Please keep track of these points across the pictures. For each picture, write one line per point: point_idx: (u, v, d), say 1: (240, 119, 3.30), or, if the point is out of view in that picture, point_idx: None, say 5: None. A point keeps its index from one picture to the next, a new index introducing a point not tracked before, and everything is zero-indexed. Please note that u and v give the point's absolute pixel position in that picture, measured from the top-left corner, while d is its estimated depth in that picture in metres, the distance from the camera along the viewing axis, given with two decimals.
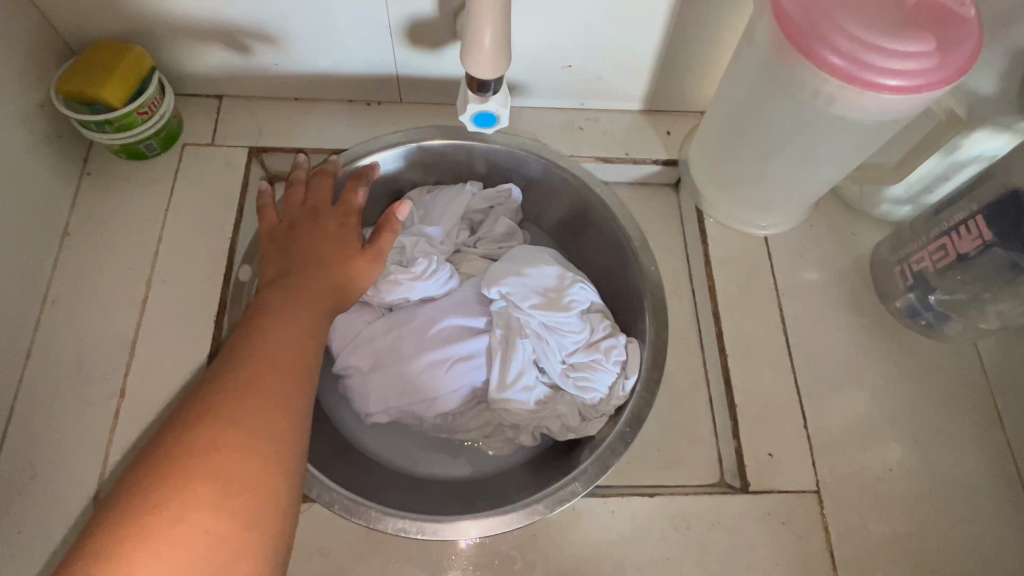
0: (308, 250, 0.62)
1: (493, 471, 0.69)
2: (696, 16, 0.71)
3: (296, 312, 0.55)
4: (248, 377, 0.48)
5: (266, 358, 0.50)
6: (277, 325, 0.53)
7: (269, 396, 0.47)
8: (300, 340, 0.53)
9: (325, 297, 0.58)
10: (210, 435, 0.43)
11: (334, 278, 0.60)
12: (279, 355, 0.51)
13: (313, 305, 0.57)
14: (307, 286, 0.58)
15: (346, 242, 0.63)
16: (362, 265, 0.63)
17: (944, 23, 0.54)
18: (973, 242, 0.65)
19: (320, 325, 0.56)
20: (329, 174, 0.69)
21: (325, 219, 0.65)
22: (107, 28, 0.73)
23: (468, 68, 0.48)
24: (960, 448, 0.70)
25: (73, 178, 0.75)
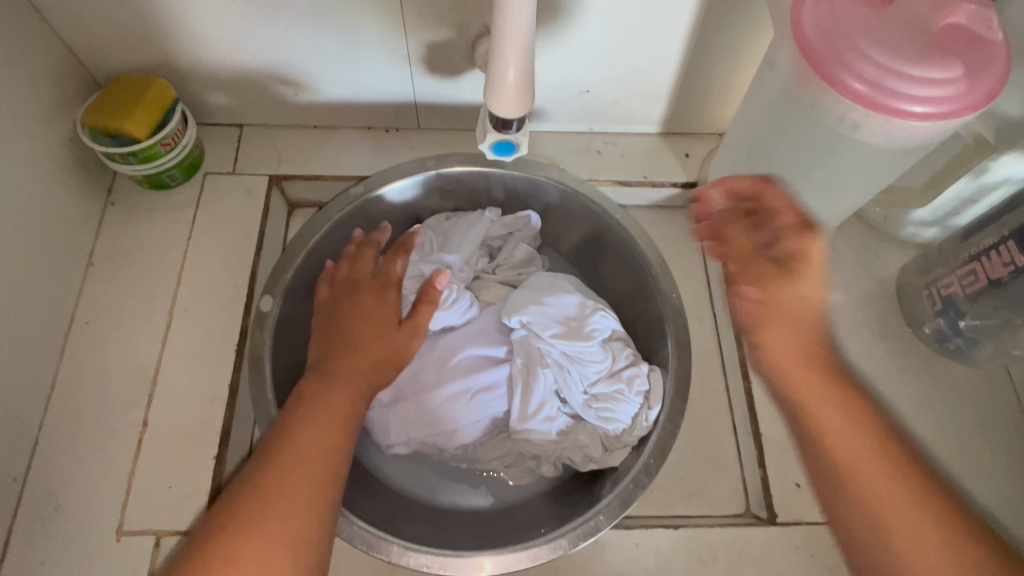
0: (345, 328, 0.62)
1: (515, 502, 0.68)
2: (715, 40, 0.71)
3: (329, 401, 0.55)
4: (274, 476, 0.48)
5: (294, 456, 0.50)
6: (308, 418, 0.53)
7: (293, 500, 0.47)
8: (331, 432, 0.53)
9: (360, 382, 0.58)
10: (230, 547, 0.44)
11: (369, 357, 0.60)
12: (308, 451, 0.50)
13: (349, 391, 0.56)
14: (342, 371, 0.58)
15: (382, 318, 0.63)
16: (400, 341, 0.62)
17: (971, 48, 0.53)
18: (1004, 268, 0.63)
19: (354, 412, 0.56)
20: (373, 246, 0.69)
21: (364, 292, 0.65)
22: (132, 60, 0.74)
23: (490, 105, 0.47)
24: (995, 478, 0.68)
25: (98, 207, 0.76)
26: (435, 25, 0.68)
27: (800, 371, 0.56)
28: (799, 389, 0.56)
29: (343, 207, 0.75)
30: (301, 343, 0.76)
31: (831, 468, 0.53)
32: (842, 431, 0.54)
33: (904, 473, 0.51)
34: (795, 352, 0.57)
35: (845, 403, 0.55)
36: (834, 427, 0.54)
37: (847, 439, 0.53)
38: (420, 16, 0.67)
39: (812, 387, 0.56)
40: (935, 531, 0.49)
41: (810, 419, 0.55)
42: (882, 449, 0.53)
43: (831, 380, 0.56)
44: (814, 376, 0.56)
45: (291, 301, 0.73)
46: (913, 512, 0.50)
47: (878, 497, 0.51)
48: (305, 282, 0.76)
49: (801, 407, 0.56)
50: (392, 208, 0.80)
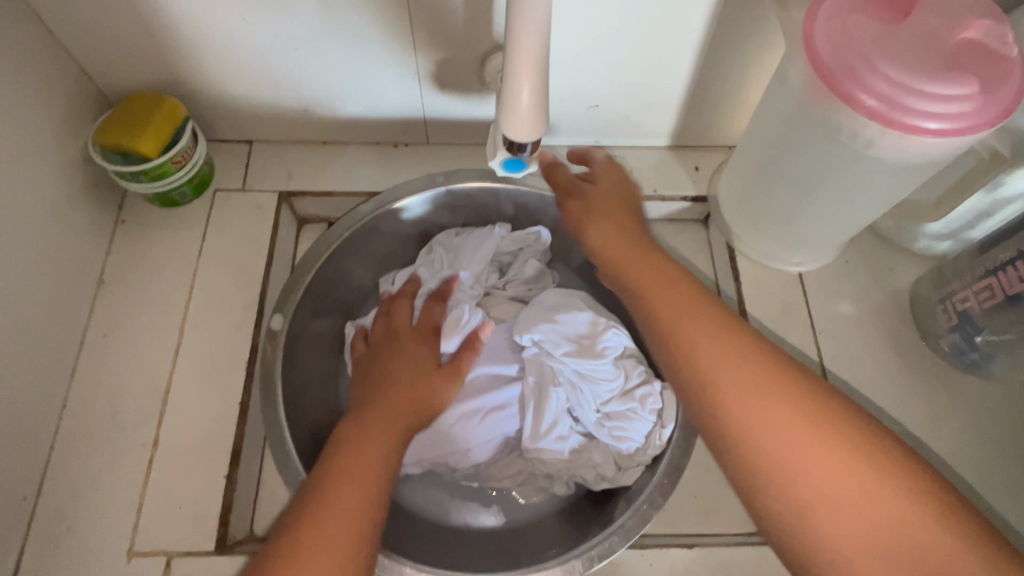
0: (385, 374, 0.61)
1: (528, 521, 0.67)
2: (726, 55, 0.71)
3: (370, 442, 0.53)
4: (315, 523, 0.46)
5: (341, 498, 0.48)
6: (352, 459, 0.51)
7: (333, 549, 0.45)
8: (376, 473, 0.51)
9: (400, 424, 0.56)
10: None
11: (409, 403, 0.58)
12: (354, 492, 0.49)
13: (389, 432, 0.55)
14: (380, 413, 0.56)
15: (423, 363, 0.62)
16: (443, 386, 0.61)
17: (986, 63, 0.53)
18: (1021, 283, 0.62)
19: (395, 456, 0.54)
20: (407, 297, 0.69)
21: (406, 338, 0.64)
22: (143, 79, 0.74)
23: (505, 129, 0.47)
24: (1015, 495, 0.67)
25: (109, 225, 0.76)
26: (445, 41, 0.69)
27: (635, 270, 0.59)
28: (667, 316, 0.53)
29: (353, 224, 0.75)
30: (311, 360, 0.76)
31: (724, 422, 0.46)
32: (727, 369, 0.48)
33: (805, 408, 0.45)
34: (640, 260, 0.59)
35: (734, 343, 0.49)
36: (720, 366, 0.48)
37: (729, 376, 0.47)
38: (430, 32, 0.67)
39: (687, 316, 0.52)
40: (851, 465, 0.42)
41: (695, 362, 0.49)
42: (787, 393, 0.45)
43: (659, 266, 0.58)
44: (627, 251, 0.60)
45: (300, 318, 0.73)
46: (819, 452, 0.42)
47: (774, 438, 0.44)
48: (315, 298, 0.75)
49: (679, 348, 0.51)
50: (401, 224, 0.80)
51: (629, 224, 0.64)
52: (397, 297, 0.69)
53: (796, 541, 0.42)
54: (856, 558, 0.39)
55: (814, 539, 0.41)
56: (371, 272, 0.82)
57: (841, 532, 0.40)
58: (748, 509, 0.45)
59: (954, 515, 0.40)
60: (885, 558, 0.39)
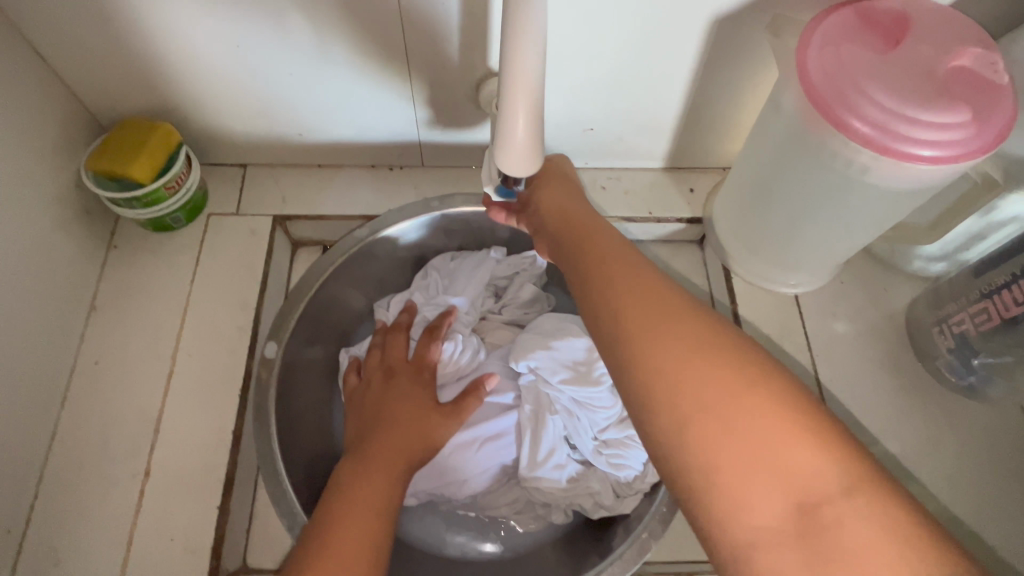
0: (376, 419, 0.61)
1: (526, 550, 0.67)
2: (720, 79, 0.71)
3: (365, 488, 0.53)
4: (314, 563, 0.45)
5: (340, 544, 0.47)
6: (348, 505, 0.51)
7: None
8: (374, 517, 0.51)
9: (394, 467, 0.56)
10: None
11: (405, 441, 0.59)
12: (353, 538, 0.48)
13: (384, 476, 0.55)
14: (372, 458, 0.56)
15: (415, 403, 0.62)
16: (438, 427, 0.61)
17: (979, 91, 0.53)
18: (1017, 307, 0.62)
19: (392, 495, 0.54)
20: (402, 330, 0.69)
21: (397, 378, 0.64)
22: (137, 104, 0.74)
23: (500, 163, 0.48)
24: (1016, 519, 0.67)
25: (101, 251, 0.76)
26: (440, 66, 0.69)
27: (570, 231, 0.59)
28: (593, 268, 0.52)
29: (348, 249, 0.75)
30: (306, 386, 0.75)
31: (633, 363, 0.44)
32: (644, 314, 0.45)
33: (720, 354, 0.42)
34: (577, 224, 0.59)
35: (657, 292, 0.47)
36: (638, 310, 0.46)
37: (644, 318, 0.45)
38: (425, 57, 0.68)
39: (613, 267, 0.51)
40: (762, 408, 0.39)
41: (615, 308, 0.47)
42: (707, 346, 0.42)
43: (594, 229, 0.58)
44: (565, 217, 0.61)
45: (294, 344, 0.72)
46: (730, 394, 0.40)
47: (683, 378, 0.41)
48: (309, 323, 0.75)
49: (600, 295, 0.49)
50: (397, 247, 0.80)
51: (574, 200, 0.64)
52: (393, 330, 0.69)
53: (695, 486, 0.39)
54: (756, 503, 0.37)
55: (714, 484, 0.38)
56: (366, 295, 0.82)
57: (743, 476, 0.37)
58: (650, 453, 0.42)
59: (869, 470, 0.37)
60: (787, 504, 0.36)
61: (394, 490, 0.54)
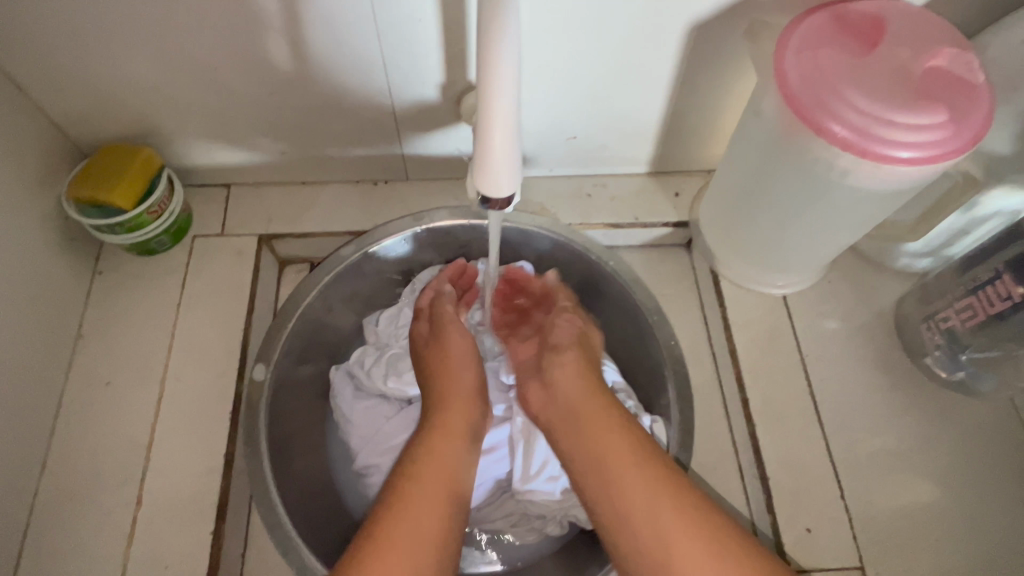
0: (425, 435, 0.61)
1: (524, 563, 0.68)
2: (699, 84, 0.71)
3: (423, 517, 0.53)
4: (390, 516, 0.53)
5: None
6: (404, 537, 0.51)
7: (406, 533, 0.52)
8: (432, 550, 0.52)
9: (448, 489, 0.57)
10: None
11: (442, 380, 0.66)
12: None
13: (440, 503, 0.55)
14: (425, 476, 0.57)
15: (468, 420, 0.64)
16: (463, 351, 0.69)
17: (954, 91, 0.53)
18: (1002, 301, 0.64)
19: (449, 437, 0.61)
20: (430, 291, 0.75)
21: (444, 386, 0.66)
22: (117, 130, 0.74)
23: (480, 183, 0.46)
24: (1009, 512, 0.67)
25: (85, 277, 0.75)
26: (419, 81, 0.69)
27: (592, 430, 0.58)
28: (607, 460, 0.56)
29: (335, 267, 0.75)
30: (298, 406, 0.75)
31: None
32: (691, 556, 0.48)
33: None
34: (602, 418, 0.59)
35: (689, 523, 0.50)
36: (681, 555, 0.49)
37: (671, 527, 0.50)
38: (404, 73, 0.68)
39: (626, 457, 0.55)
40: None
41: (654, 534, 0.50)
42: (728, 561, 0.48)
43: (623, 429, 0.58)
44: (593, 406, 0.60)
45: (285, 366, 0.72)
46: None
47: None
48: (300, 344, 0.74)
49: (632, 531, 0.51)
50: (384, 263, 0.79)
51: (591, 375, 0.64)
52: (441, 319, 0.71)
53: None
54: None
55: None
56: (355, 312, 0.82)
57: None
58: None
59: None
60: None
61: (450, 513, 0.55)
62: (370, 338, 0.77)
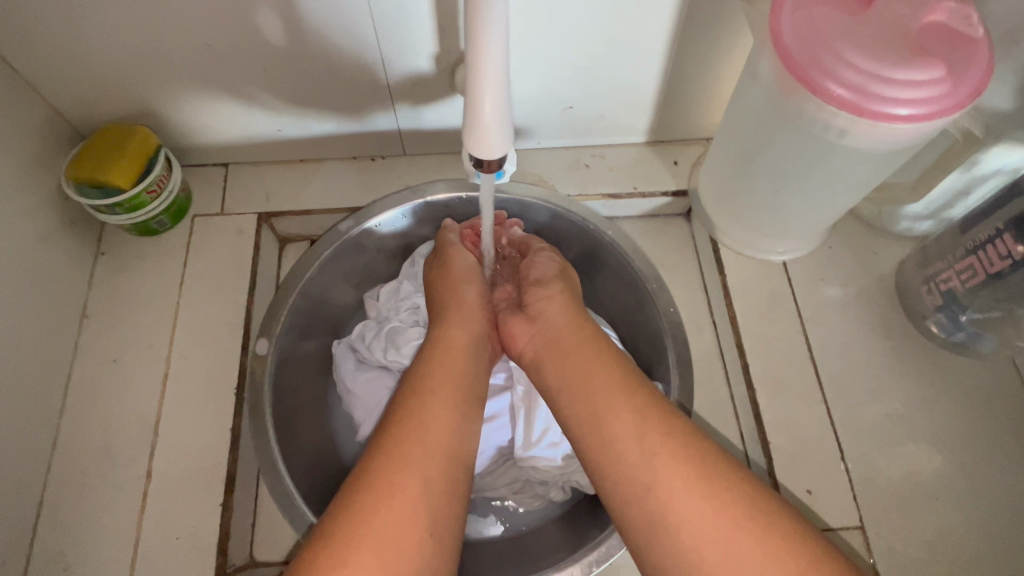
0: (431, 361, 0.61)
1: (528, 529, 0.69)
2: (695, 50, 0.70)
3: (433, 417, 0.55)
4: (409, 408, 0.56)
5: (408, 502, 0.48)
6: (413, 457, 0.51)
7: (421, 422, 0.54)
8: (442, 472, 0.52)
9: (458, 392, 0.59)
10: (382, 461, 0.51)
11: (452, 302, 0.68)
12: (421, 496, 0.49)
13: (449, 427, 0.55)
14: (433, 400, 0.56)
15: (471, 344, 0.65)
16: (467, 279, 0.71)
17: (952, 45, 0.53)
18: (1001, 261, 0.63)
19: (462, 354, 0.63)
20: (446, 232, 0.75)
21: (449, 316, 0.67)
22: (113, 111, 0.74)
23: (471, 148, 0.46)
24: (1009, 471, 0.67)
25: (88, 259, 0.76)
26: (412, 53, 0.68)
27: (578, 352, 0.61)
28: (609, 384, 0.57)
29: (334, 243, 0.75)
30: (302, 380, 0.76)
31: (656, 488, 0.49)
32: (683, 468, 0.50)
33: (741, 514, 0.47)
34: (588, 347, 0.61)
35: (674, 447, 0.51)
36: (665, 479, 0.49)
37: (669, 443, 0.51)
38: (396, 45, 0.67)
39: (629, 385, 0.57)
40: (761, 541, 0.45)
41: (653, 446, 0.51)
42: (721, 477, 0.49)
43: (607, 355, 0.60)
44: (578, 335, 0.63)
45: (287, 342, 0.73)
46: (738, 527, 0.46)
47: (689, 500, 0.48)
48: (302, 320, 0.75)
49: (618, 454, 0.52)
50: (383, 238, 0.80)
51: (574, 308, 0.67)
52: (445, 251, 0.73)
53: None
54: None
55: None
56: (355, 288, 0.82)
57: None
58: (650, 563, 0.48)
59: None
60: None
61: (458, 437, 0.55)
62: (373, 312, 0.78)
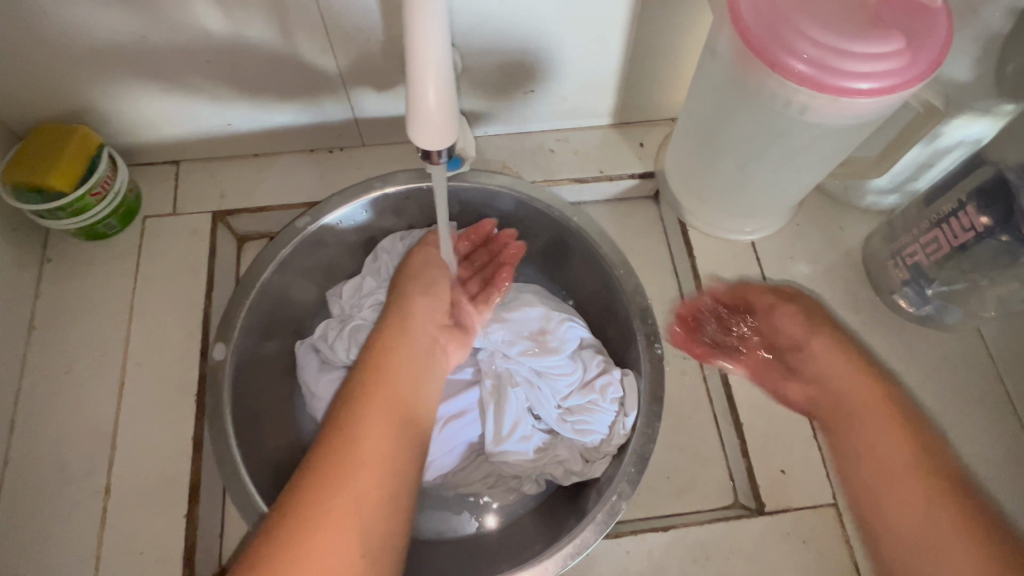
0: (373, 366, 0.60)
1: (500, 524, 0.68)
2: (654, 27, 0.69)
3: (369, 431, 0.54)
4: (345, 422, 0.54)
5: (338, 521, 0.48)
6: (349, 474, 0.50)
7: (358, 439, 0.53)
8: (378, 489, 0.51)
9: (398, 404, 0.57)
10: (316, 482, 0.49)
11: (402, 301, 0.66)
12: (353, 514, 0.48)
13: (386, 439, 0.54)
14: (371, 411, 0.55)
15: (414, 345, 0.63)
16: (424, 271, 0.69)
17: (910, 17, 0.52)
18: (966, 233, 0.63)
19: (402, 357, 0.61)
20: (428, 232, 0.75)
21: (393, 317, 0.65)
22: (50, 110, 0.70)
23: (415, 138, 0.44)
24: (977, 440, 0.68)
25: (34, 268, 0.72)
26: (364, 39, 0.65)
27: (857, 405, 0.64)
28: (852, 415, 0.64)
29: (291, 240, 0.72)
30: (265, 384, 0.73)
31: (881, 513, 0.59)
32: (902, 493, 0.57)
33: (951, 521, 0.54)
34: (885, 425, 0.62)
35: (955, 528, 0.53)
36: (939, 543, 0.53)
37: (885, 471, 0.59)
38: (346, 31, 0.64)
39: (874, 416, 0.63)
40: (965, 548, 0.52)
41: (877, 480, 0.60)
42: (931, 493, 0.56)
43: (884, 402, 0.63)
44: (864, 381, 0.65)
45: (246, 344, 0.70)
46: (945, 537, 0.53)
47: (895, 510, 0.57)
48: (262, 321, 0.73)
49: (875, 458, 0.61)
50: (344, 232, 0.77)
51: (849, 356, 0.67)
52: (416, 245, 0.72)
53: None
54: None
55: None
56: (318, 285, 0.80)
57: None
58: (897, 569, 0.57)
59: None
60: None
61: (398, 445, 0.54)
62: (335, 310, 0.76)
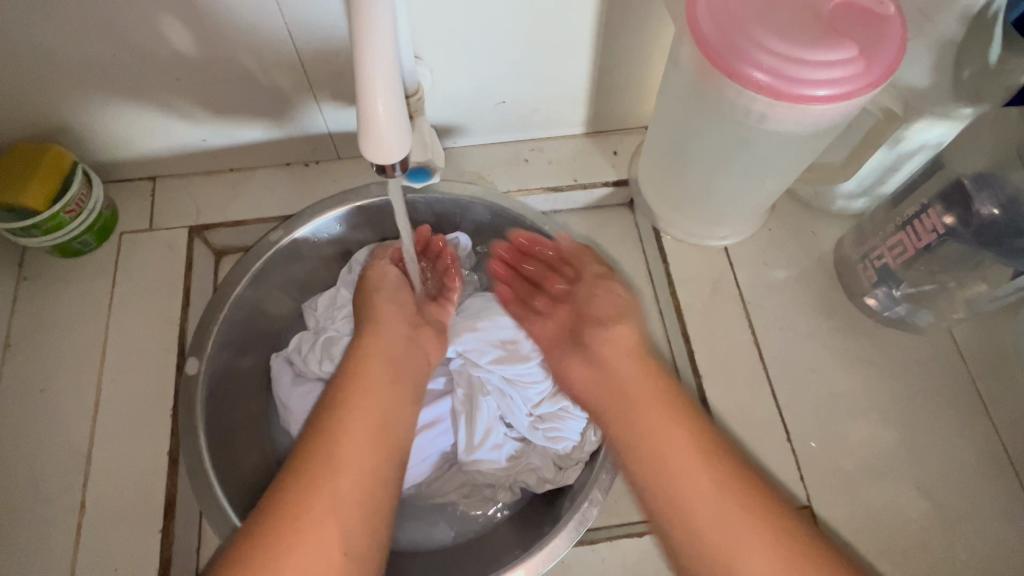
0: (354, 370, 0.61)
1: (477, 534, 0.68)
2: (621, 39, 0.70)
3: (353, 435, 0.56)
4: (329, 425, 0.56)
5: (317, 521, 0.50)
6: (330, 477, 0.53)
7: (341, 441, 0.55)
8: (356, 491, 0.53)
9: (381, 409, 0.59)
10: (299, 483, 0.52)
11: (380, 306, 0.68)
12: (332, 519, 0.51)
13: (366, 446, 0.56)
14: (353, 418, 0.57)
15: (391, 350, 0.64)
16: (392, 281, 0.71)
17: (865, 24, 0.53)
18: (928, 235, 0.65)
19: (382, 361, 0.63)
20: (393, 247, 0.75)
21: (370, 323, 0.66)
22: (24, 130, 0.70)
23: (368, 154, 0.45)
24: (950, 440, 0.69)
25: (9, 286, 0.73)
26: (331, 54, 0.66)
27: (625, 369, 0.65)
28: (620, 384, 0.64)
29: (265, 253, 0.73)
30: (240, 397, 0.74)
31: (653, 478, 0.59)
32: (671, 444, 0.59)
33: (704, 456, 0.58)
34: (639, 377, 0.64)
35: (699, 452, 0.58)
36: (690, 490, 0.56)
37: (652, 422, 0.61)
38: (314, 48, 0.65)
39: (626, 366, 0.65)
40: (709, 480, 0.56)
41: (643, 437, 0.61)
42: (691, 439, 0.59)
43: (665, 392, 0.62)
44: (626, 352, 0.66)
45: (221, 358, 0.71)
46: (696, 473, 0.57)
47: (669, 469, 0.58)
48: (236, 336, 0.73)
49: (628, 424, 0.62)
50: (319, 245, 0.78)
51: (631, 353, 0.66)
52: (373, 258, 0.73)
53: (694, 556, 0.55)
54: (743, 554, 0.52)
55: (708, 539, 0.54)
56: (292, 298, 0.80)
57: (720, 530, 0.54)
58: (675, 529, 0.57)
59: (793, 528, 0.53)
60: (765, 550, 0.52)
61: (379, 450, 0.57)
62: (311, 323, 0.77)
